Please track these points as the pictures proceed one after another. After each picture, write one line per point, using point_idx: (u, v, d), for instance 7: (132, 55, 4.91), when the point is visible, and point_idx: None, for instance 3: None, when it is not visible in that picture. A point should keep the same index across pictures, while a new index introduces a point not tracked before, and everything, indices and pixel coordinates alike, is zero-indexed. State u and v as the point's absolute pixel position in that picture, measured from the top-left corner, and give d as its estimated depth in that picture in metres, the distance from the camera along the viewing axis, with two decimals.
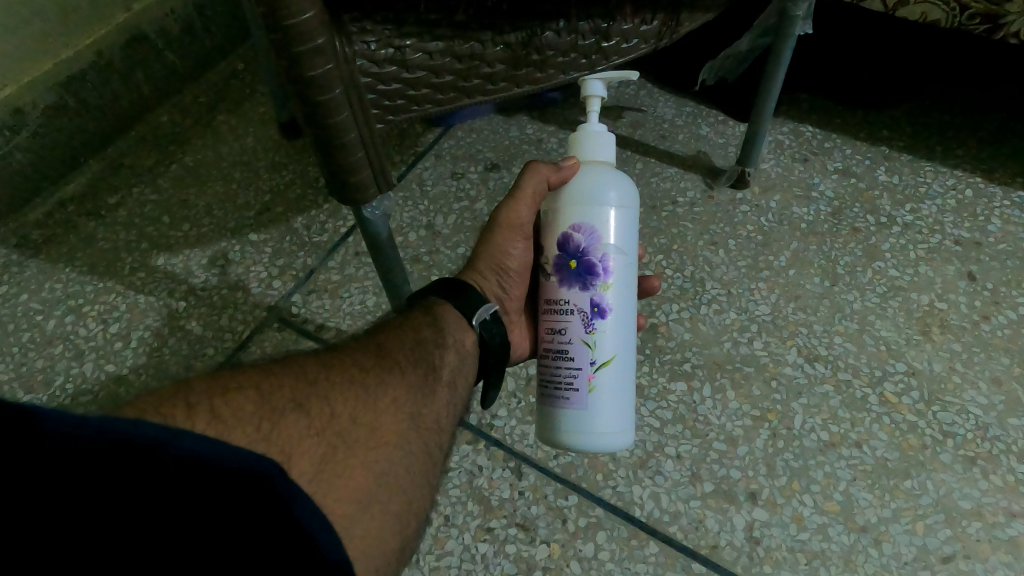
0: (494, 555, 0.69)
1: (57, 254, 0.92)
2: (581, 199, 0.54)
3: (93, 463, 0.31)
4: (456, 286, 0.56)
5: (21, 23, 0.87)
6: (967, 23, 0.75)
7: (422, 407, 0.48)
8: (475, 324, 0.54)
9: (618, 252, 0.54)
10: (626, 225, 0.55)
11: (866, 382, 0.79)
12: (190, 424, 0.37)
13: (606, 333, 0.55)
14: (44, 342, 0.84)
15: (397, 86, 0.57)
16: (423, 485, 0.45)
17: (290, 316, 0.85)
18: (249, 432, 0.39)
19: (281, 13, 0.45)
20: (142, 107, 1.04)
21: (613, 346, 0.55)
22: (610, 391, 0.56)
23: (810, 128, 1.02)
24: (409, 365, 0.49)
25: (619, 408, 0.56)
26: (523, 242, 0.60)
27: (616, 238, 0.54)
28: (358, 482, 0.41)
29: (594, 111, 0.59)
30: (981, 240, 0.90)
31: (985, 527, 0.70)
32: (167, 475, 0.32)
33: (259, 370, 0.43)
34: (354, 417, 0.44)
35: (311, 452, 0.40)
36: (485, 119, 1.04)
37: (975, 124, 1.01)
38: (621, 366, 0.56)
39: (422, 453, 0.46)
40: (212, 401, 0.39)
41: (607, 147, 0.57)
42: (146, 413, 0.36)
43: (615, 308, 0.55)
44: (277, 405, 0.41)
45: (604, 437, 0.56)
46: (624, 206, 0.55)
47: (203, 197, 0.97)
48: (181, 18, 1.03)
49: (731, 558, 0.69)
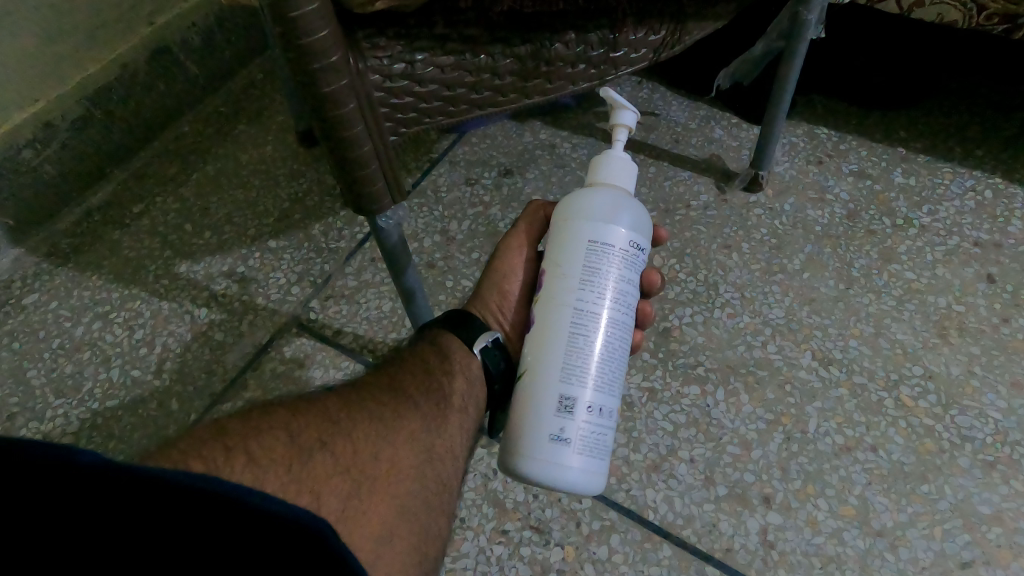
0: (508, 557, 0.70)
1: (85, 262, 0.95)
2: (552, 221, 0.54)
3: (131, 505, 0.31)
4: (460, 315, 0.56)
5: (52, 39, 0.90)
6: (984, 23, 0.74)
7: (436, 438, 0.49)
8: (476, 351, 0.54)
9: (555, 266, 0.51)
10: (571, 240, 0.51)
11: (881, 385, 0.79)
12: (230, 468, 0.38)
13: (534, 343, 0.51)
14: (73, 349, 0.87)
15: (410, 99, 0.58)
16: (441, 514, 0.47)
17: (309, 322, 0.87)
18: (281, 474, 0.40)
19: (297, 33, 0.47)
20: (165, 117, 1.07)
21: (537, 360, 0.50)
22: (524, 408, 0.50)
23: (825, 130, 1.02)
24: (423, 398, 0.50)
25: (538, 431, 0.49)
26: (525, 268, 0.61)
27: (557, 252, 0.51)
28: (380, 516, 0.43)
29: (621, 140, 0.57)
30: (1000, 241, 0.89)
31: (1006, 533, 0.69)
32: (213, 516, 0.32)
33: (285, 409, 0.44)
34: (375, 453, 0.45)
35: (337, 490, 0.42)
36: (498, 126, 1.05)
37: (994, 123, 1.00)
38: (538, 383, 0.50)
39: (436, 484, 0.47)
40: (246, 442, 0.40)
41: (629, 174, 0.55)
42: (189, 459, 0.37)
43: (542, 319, 0.51)
44: (304, 444, 0.42)
45: (523, 460, 0.50)
46: (571, 217, 0.52)
47: (224, 205, 1.00)
48: (202, 31, 1.06)
49: (745, 562, 0.69)
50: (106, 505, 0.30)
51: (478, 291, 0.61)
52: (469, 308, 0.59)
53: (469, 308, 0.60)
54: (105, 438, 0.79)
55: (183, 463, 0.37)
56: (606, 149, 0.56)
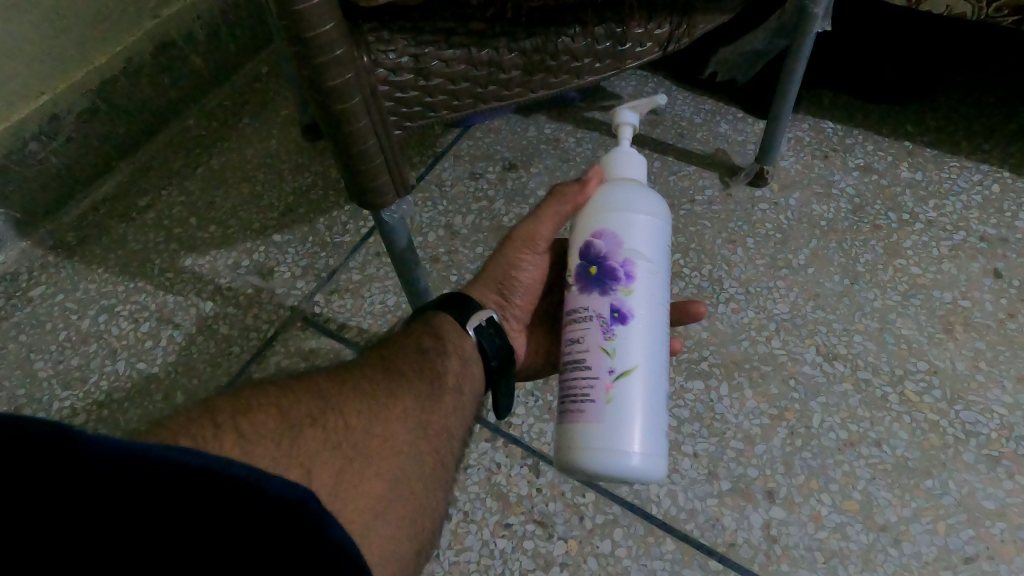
0: (512, 550, 0.70)
1: (91, 255, 0.95)
2: (610, 208, 0.52)
3: (117, 488, 0.31)
4: (455, 297, 0.57)
5: (57, 33, 0.90)
6: (994, 15, 0.73)
7: (431, 415, 0.49)
8: (470, 331, 0.55)
9: (646, 260, 0.50)
10: (653, 233, 0.51)
11: (886, 380, 0.79)
12: (219, 444, 0.39)
13: (632, 339, 0.49)
14: (79, 341, 0.87)
15: (415, 93, 0.58)
16: (436, 490, 0.47)
17: (312, 316, 0.87)
18: (271, 450, 0.40)
19: (303, 26, 0.47)
20: (170, 111, 1.07)
21: (640, 355, 0.49)
22: (630, 406, 0.49)
23: (831, 124, 1.02)
24: (416, 376, 0.50)
25: (648, 423, 0.49)
26: (533, 258, 0.60)
27: (641, 244, 0.51)
28: (372, 490, 0.43)
29: (626, 136, 0.58)
30: (1007, 236, 0.89)
31: (1009, 528, 0.69)
32: (216, 504, 0.32)
33: (276, 387, 0.44)
34: (366, 429, 0.45)
35: (328, 465, 0.42)
36: (502, 121, 1.05)
37: (1003, 117, 1.00)
38: (647, 377, 0.50)
39: (432, 461, 0.47)
40: (236, 420, 0.40)
41: (638, 167, 0.56)
42: (178, 436, 0.38)
43: (640, 313, 0.50)
44: (295, 422, 0.42)
45: (633, 458, 0.48)
46: (643, 210, 0.52)
47: (229, 199, 1.00)
48: (208, 24, 1.06)
49: (749, 556, 0.69)
50: (92, 489, 0.31)
51: (482, 274, 0.61)
52: (468, 291, 0.59)
53: (468, 290, 0.60)
54: (111, 429, 0.80)
55: (171, 439, 0.37)
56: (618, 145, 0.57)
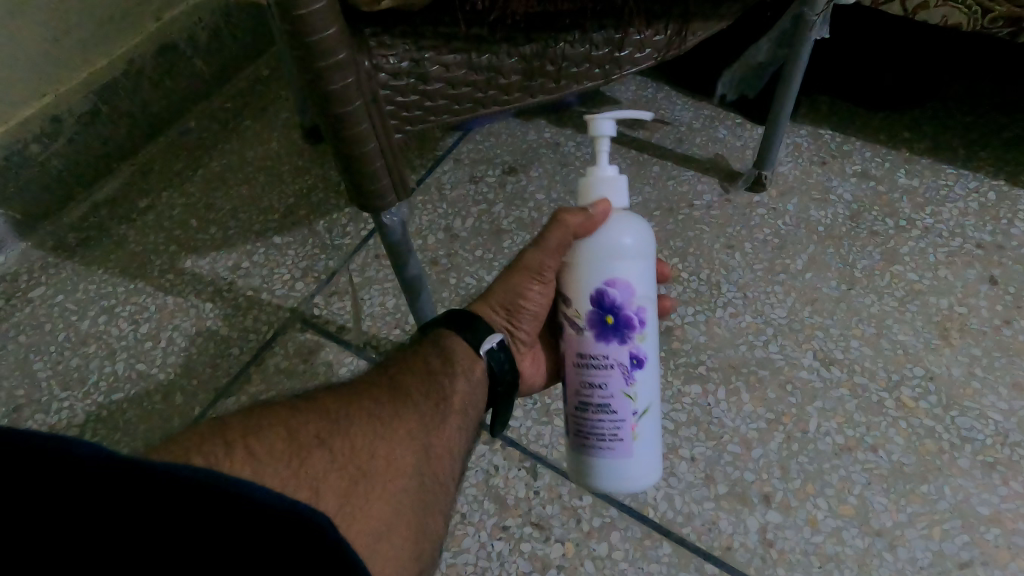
0: (509, 552, 0.71)
1: (91, 256, 0.96)
2: (614, 253, 0.53)
3: (120, 496, 0.31)
4: (466, 316, 0.57)
5: (59, 37, 0.91)
6: (989, 26, 0.74)
7: (434, 436, 0.49)
8: (483, 353, 0.55)
9: (651, 303, 0.54)
10: (651, 271, 0.55)
11: (882, 386, 0.79)
12: (229, 463, 0.39)
13: (648, 379, 0.55)
14: (79, 342, 0.87)
15: (414, 97, 0.58)
16: (437, 511, 0.46)
17: (312, 318, 0.87)
18: (279, 470, 0.40)
19: (304, 32, 0.47)
20: (171, 113, 1.07)
21: (653, 390, 0.55)
22: (648, 436, 0.56)
23: (829, 131, 1.02)
24: (421, 396, 0.50)
25: (655, 448, 0.57)
26: (541, 285, 0.56)
27: (645, 288, 0.54)
28: (378, 511, 0.43)
29: (602, 151, 0.56)
30: (1003, 243, 0.90)
31: (1004, 534, 0.70)
32: (207, 510, 0.32)
33: (286, 406, 0.45)
34: (371, 451, 0.45)
35: (335, 487, 0.42)
36: (502, 125, 1.06)
37: (999, 125, 1.00)
38: (656, 407, 0.57)
39: (434, 482, 0.47)
40: (248, 438, 0.41)
41: (621, 190, 0.55)
42: (190, 455, 0.39)
43: (652, 354, 0.55)
44: (304, 442, 0.42)
45: (651, 476, 0.57)
46: (643, 251, 0.54)
47: (229, 201, 1.00)
48: (209, 27, 1.07)
49: (745, 560, 0.69)
50: (98, 496, 0.31)
51: (489, 292, 0.59)
52: (474, 309, 0.59)
53: (473, 308, 0.59)
54: (110, 431, 0.80)
55: (184, 457, 0.38)
56: (593, 168, 0.55)
